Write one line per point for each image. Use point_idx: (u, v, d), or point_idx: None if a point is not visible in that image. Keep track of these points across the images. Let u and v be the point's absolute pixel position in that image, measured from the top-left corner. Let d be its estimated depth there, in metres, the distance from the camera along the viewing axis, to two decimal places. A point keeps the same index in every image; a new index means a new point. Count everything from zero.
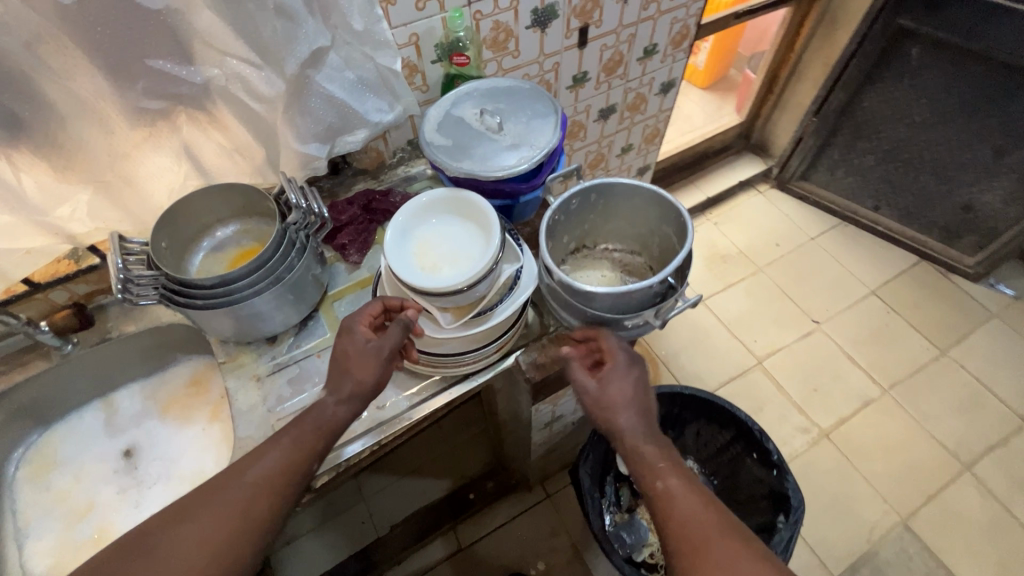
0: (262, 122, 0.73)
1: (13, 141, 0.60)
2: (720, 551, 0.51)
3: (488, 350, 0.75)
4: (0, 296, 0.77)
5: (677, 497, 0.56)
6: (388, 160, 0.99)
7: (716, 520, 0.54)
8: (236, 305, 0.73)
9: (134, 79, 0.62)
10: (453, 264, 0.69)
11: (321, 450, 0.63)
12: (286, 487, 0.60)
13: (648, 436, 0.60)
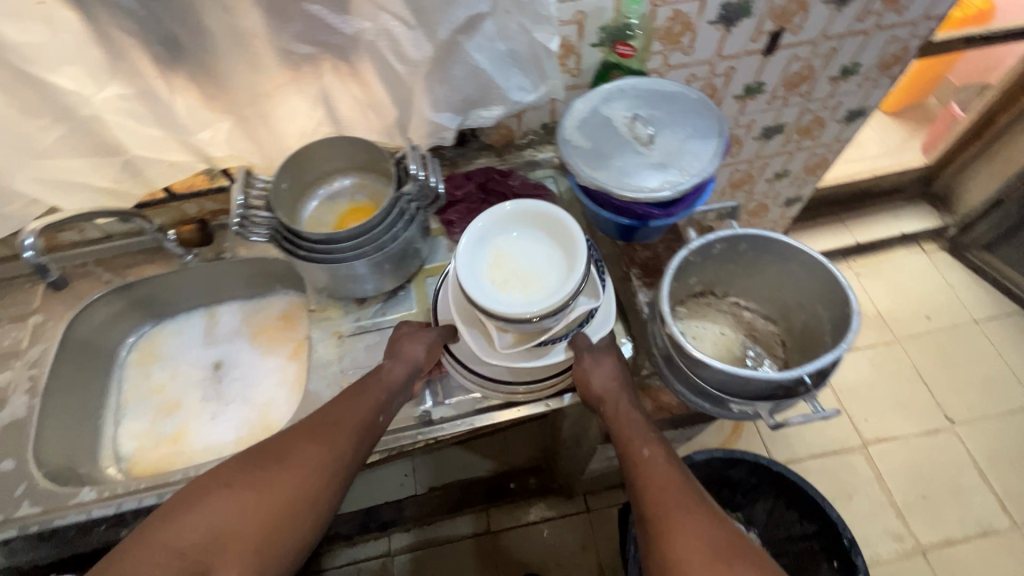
0: (401, 84, 0.69)
1: (173, 63, 0.61)
2: (690, 517, 0.56)
3: (543, 381, 0.70)
4: (142, 198, 0.83)
5: (658, 466, 0.60)
6: (517, 140, 0.93)
7: (689, 491, 0.58)
8: (336, 265, 0.71)
9: (289, 21, 0.60)
10: (525, 286, 0.63)
11: (380, 408, 0.65)
12: (360, 436, 0.62)
13: (633, 412, 0.66)
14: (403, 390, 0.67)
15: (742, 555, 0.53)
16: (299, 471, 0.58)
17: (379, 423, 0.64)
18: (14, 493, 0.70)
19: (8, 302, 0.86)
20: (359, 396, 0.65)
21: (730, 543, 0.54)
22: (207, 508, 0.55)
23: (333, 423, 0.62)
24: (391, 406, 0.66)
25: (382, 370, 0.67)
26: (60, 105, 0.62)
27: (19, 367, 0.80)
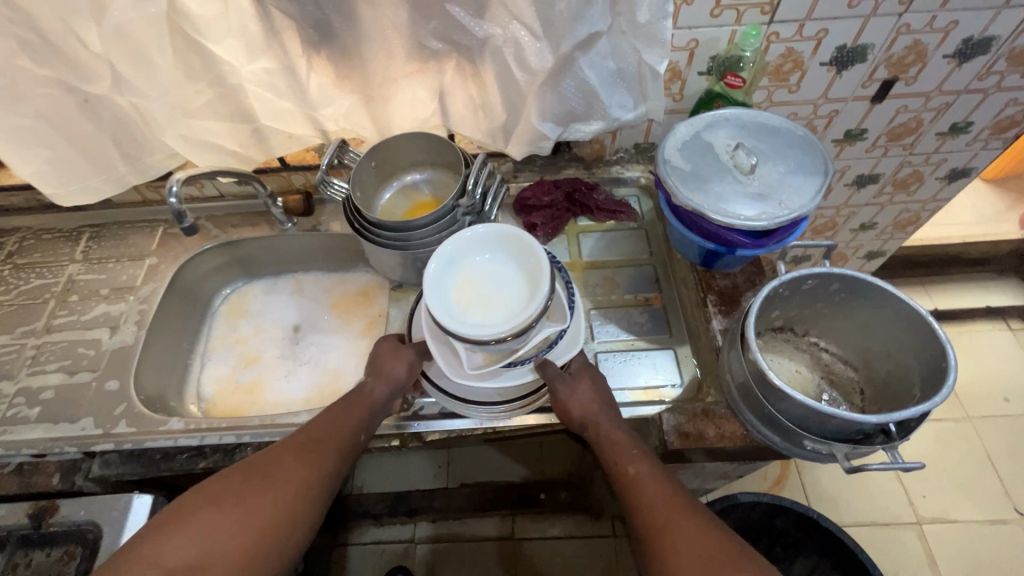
0: (515, 90, 0.71)
1: (319, 46, 0.67)
2: (679, 529, 0.54)
3: (515, 402, 0.73)
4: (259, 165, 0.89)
5: (644, 482, 0.59)
6: (607, 156, 0.95)
7: (680, 502, 0.57)
8: (383, 247, 0.78)
9: (429, 20, 0.64)
10: (485, 307, 0.66)
11: (365, 423, 0.68)
12: (346, 448, 0.64)
13: (617, 431, 0.66)
14: (384, 404, 0.71)
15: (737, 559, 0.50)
16: (296, 484, 0.57)
17: (363, 440, 0.67)
18: (115, 411, 0.77)
19: (130, 242, 0.95)
20: (343, 412, 0.66)
21: (724, 549, 0.51)
22: (189, 531, 0.51)
23: (326, 437, 0.63)
24: (374, 423, 0.69)
25: (366, 385, 0.71)
26: (215, 72, 0.69)
27: (131, 301, 0.88)
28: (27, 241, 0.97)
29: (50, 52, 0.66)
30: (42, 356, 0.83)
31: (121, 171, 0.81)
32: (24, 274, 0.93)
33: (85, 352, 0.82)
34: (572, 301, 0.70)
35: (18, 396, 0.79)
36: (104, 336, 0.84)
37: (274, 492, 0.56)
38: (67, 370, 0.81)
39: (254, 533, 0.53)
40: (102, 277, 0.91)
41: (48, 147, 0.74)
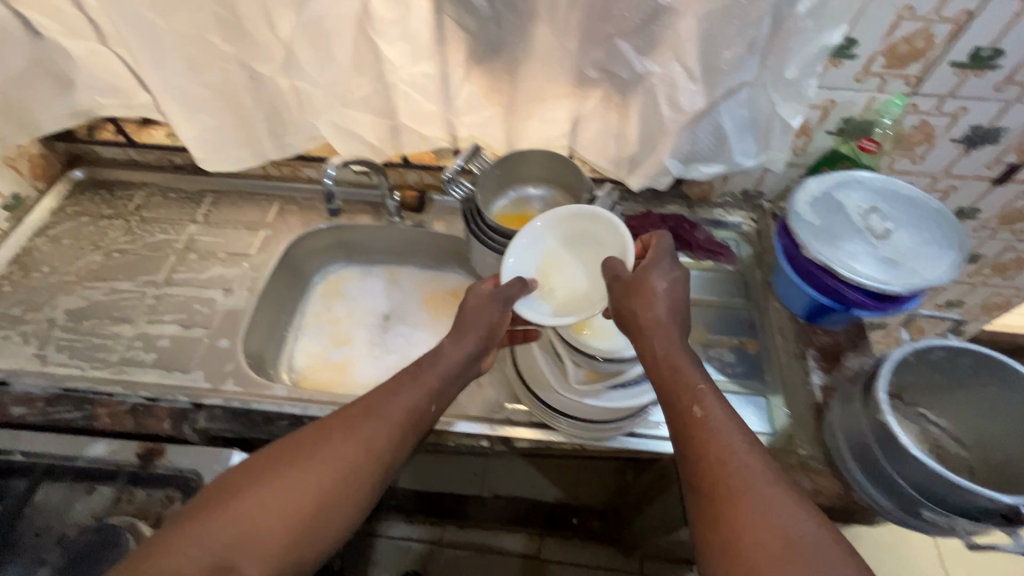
0: (655, 127, 0.74)
1: (481, 60, 0.71)
2: (754, 492, 0.50)
3: (608, 424, 0.72)
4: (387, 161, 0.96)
5: (714, 430, 0.54)
6: (712, 197, 0.97)
7: (752, 460, 0.52)
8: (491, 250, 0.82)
9: (593, 50, 0.68)
10: (592, 326, 0.75)
11: (437, 394, 0.65)
12: (410, 429, 0.62)
13: (682, 358, 0.60)
14: (460, 376, 0.68)
15: (815, 542, 0.46)
16: (338, 468, 0.56)
17: (429, 412, 0.64)
18: (224, 368, 0.81)
19: (248, 212, 1.01)
20: (405, 388, 0.64)
21: (800, 526, 0.48)
22: (231, 511, 0.52)
23: (381, 416, 0.60)
24: (446, 394, 0.67)
25: (441, 350, 0.68)
26: (377, 69, 0.74)
27: (245, 267, 0.93)
28: (154, 197, 1.03)
29: (238, 32, 0.72)
30: (160, 306, 0.88)
31: (264, 147, 0.86)
32: (149, 227, 0.99)
33: (200, 309, 0.87)
34: None
35: (135, 341, 0.83)
36: (218, 296, 0.89)
37: (315, 472, 0.55)
38: (183, 324, 0.85)
39: (282, 517, 0.52)
40: (219, 241, 0.97)
41: (210, 116, 0.80)
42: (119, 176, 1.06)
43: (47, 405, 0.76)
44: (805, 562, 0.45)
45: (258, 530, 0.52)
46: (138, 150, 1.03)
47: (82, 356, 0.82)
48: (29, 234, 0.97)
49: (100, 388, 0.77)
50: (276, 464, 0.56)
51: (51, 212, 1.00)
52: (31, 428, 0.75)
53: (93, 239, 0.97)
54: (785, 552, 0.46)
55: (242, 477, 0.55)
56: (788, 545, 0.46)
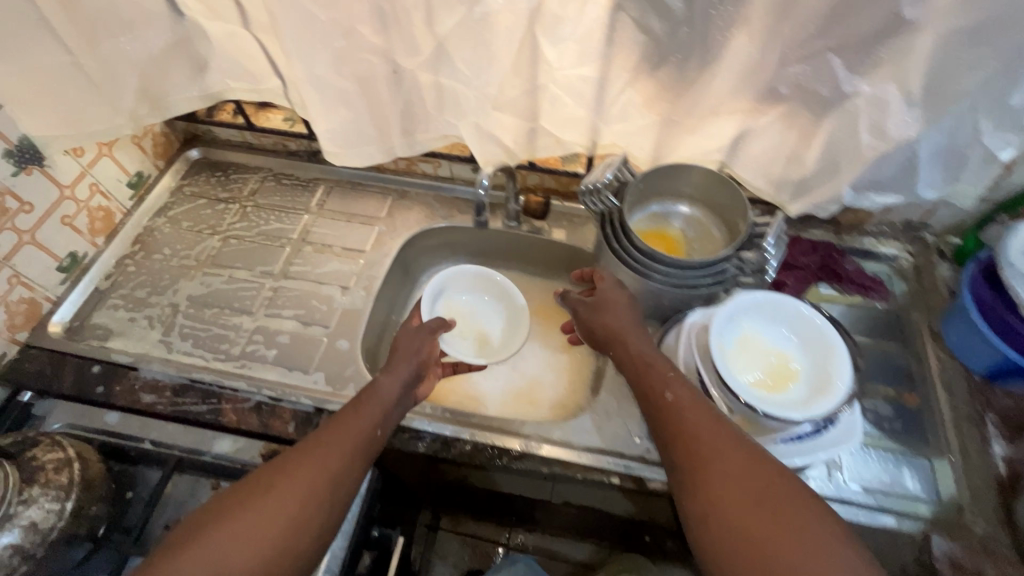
0: (843, 152, 0.65)
1: (655, 68, 0.64)
2: (722, 458, 0.53)
3: None
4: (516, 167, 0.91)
5: (683, 405, 0.58)
6: (866, 225, 0.87)
7: (712, 424, 0.56)
8: (632, 270, 0.74)
9: (792, 64, 0.59)
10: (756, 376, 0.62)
11: (392, 417, 0.68)
12: (369, 449, 0.64)
13: (646, 350, 0.66)
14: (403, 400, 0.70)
15: (788, 493, 0.50)
16: (305, 481, 0.58)
17: (378, 437, 0.66)
18: (345, 372, 0.79)
19: (360, 205, 0.98)
20: (356, 417, 0.65)
21: (770, 482, 0.51)
22: (204, 545, 0.52)
23: (332, 438, 0.62)
24: (390, 417, 0.68)
25: (379, 385, 0.69)
26: (534, 71, 0.68)
27: (360, 265, 0.90)
28: (268, 182, 1.02)
29: (392, 23, 0.67)
30: (278, 300, 0.86)
31: (394, 143, 0.82)
32: (264, 215, 0.97)
33: (318, 306, 0.85)
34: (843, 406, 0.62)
35: (255, 335, 0.82)
36: (335, 294, 0.87)
37: (278, 495, 0.56)
38: (302, 320, 0.84)
39: (260, 540, 0.53)
40: (333, 234, 0.94)
41: (348, 109, 0.76)
42: (233, 159, 1.04)
43: (175, 395, 0.76)
44: (781, 515, 0.48)
45: (239, 555, 0.52)
46: (254, 134, 1.01)
47: (206, 346, 0.81)
48: (150, 213, 0.97)
49: (225, 382, 0.77)
50: (243, 495, 0.56)
51: (169, 192, 1.00)
52: (160, 417, 0.75)
53: (211, 223, 0.96)
54: (761, 503, 0.49)
55: (212, 513, 0.55)
56: (762, 497, 0.50)
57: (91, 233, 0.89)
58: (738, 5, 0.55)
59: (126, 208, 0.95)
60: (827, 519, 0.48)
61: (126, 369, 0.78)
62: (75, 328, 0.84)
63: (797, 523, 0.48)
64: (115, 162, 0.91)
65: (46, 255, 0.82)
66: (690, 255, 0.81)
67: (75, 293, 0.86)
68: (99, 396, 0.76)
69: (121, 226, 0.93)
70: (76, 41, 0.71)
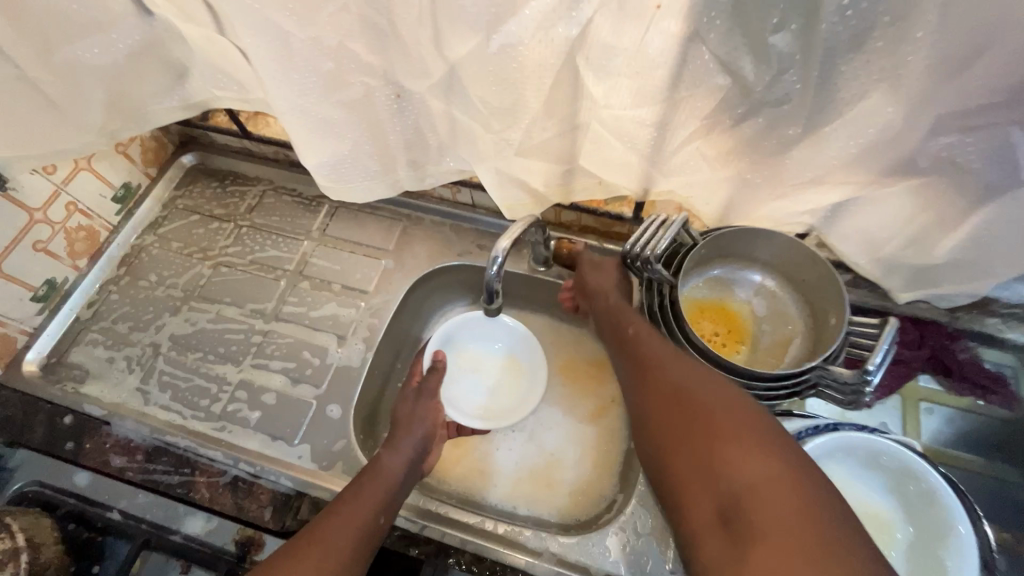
0: (998, 247, 0.47)
1: (740, 121, 0.47)
2: (689, 393, 0.50)
3: None
4: (550, 209, 0.77)
5: (640, 339, 0.57)
6: (993, 305, 0.67)
7: (664, 346, 0.56)
8: None
9: (948, 134, 0.41)
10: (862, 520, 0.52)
11: (394, 495, 0.60)
12: (369, 541, 0.56)
13: (621, 302, 0.64)
14: (407, 480, 0.62)
15: (729, 402, 0.47)
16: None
17: (382, 525, 0.57)
18: (334, 448, 0.68)
19: (367, 233, 0.85)
20: (352, 507, 0.57)
21: (712, 392, 0.49)
22: None
23: (333, 529, 0.54)
24: (395, 501, 0.60)
25: (380, 463, 0.62)
26: (574, 112, 0.52)
27: (361, 309, 0.78)
28: (268, 197, 0.90)
29: (391, 42, 0.51)
30: (267, 348, 0.76)
31: (400, 177, 0.68)
32: (260, 238, 0.86)
33: (310, 360, 0.74)
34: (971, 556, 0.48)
35: (239, 391, 0.73)
36: (331, 345, 0.76)
37: None
38: (292, 377, 0.73)
39: None
40: (334, 267, 0.82)
41: (342, 140, 0.62)
42: (231, 167, 0.93)
43: (147, 460, 0.68)
44: (716, 417, 0.47)
45: None
46: (252, 142, 0.88)
47: (185, 400, 0.72)
48: (139, 229, 0.88)
49: (201, 449, 0.68)
50: None
51: (161, 204, 0.90)
52: (130, 484, 0.67)
53: (202, 245, 0.86)
54: (699, 410, 0.48)
55: None
56: (703, 407, 0.48)
57: (71, 256, 0.80)
58: (880, 53, 0.37)
59: (112, 225, 0.85)
60: (752, 411, 0.46)
61: (99, 424, 0.70)
62: (52, 366, 0.76)
63: (732, 425, 0.46)
64: (96, 176, 0.80)
65: (17, 287, 0.74)
66: (754, 340, 0.65)
67: (54, 324, 0.78)
68: (68, 453, 0.69)
69: (105, 246, 0.84)
70: (25, 52, 0.60)
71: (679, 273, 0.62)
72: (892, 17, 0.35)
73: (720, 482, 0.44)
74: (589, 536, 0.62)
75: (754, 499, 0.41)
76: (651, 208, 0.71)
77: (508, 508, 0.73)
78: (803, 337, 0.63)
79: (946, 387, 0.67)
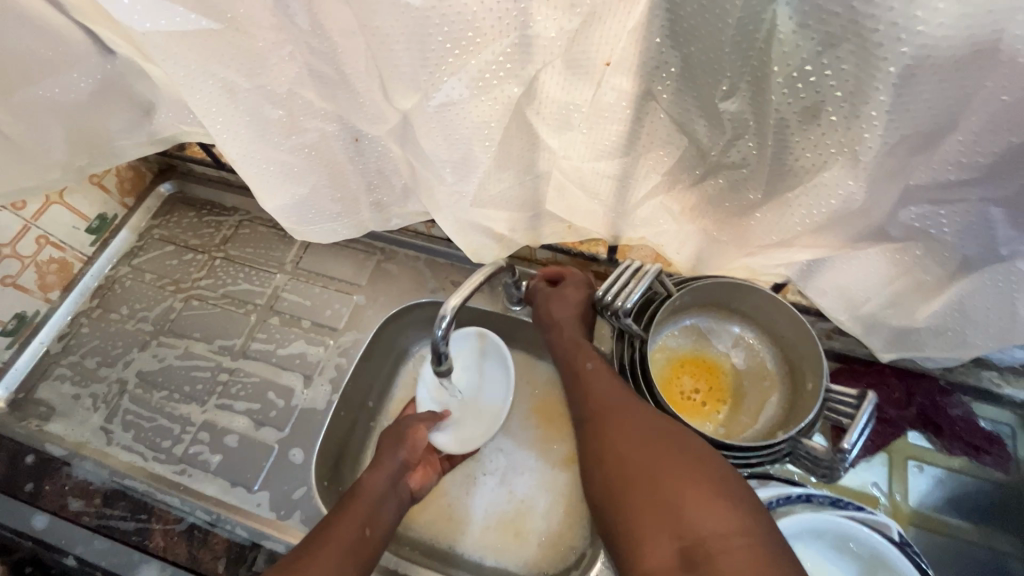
0: (982, 318, 0.43)
1: (701, 179, 0.44)
2: (650, 433, 0.49)
3: None
4: (525, 248, 0.75)
5: (597, 379, 0.56)
6: (990, 358, 0.63)
7: (617, 387, 0.55)
8: None
9: (919, 207, 0.38)
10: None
11: (378, 510, 0.60)
12: (361, 551, 0.56)
13: (579, 336, 0.62)
14: (391, 496, 0.63)
15: (681, 442, 0.47)
16: None
17: (369, 538, 0.57)
18: (293, 496, 0.66)
19: (340, 266, 0.83)
20: (338, 522, 0.57)
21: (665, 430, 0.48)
22: None
23: (326, 545, 0.54)
24: (380, 516, 0.60)
25: (363, 481, 0.62)
26: (529, 164, 0.49)
27: (330, 348, 0.77)
28: (243, 228, 0.88)
29: (340, 89, 0.49)
30: (233, 387, 0.74)
31: (365, 218, 0.66)
32: (233, 270, 0.84)
33: (275, 401, 0.73)
34: None
35: (202, 432, 0.71)
36: (297, 385, 0.74)
37: None
38: (254, 419, 0.72)
39: None
40: (305, 302, 0.80)
41: (300, 184, 0.60)
42: (209, 196, 0.91)
43: (104, 504, 0.67)
44: (669, 458, 0.46)
45: None
46: (228, 172, 0.87)
47: (147, 441, 0.71)
48: (114, 259, 0.87)
49: (159, 494, 0.67)
50: None
51: (138, 234, 0.89)
52: (86, 530, 0.66)
53: (175, 277, 0.85)
54: (652, 448, 0.47)
55: None
56: (666, 445, 0.47)
57: (42, 289, 0.80)
58: (835, 126, 0.34)
59: (87, 256, 0.85)
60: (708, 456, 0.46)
61: (60, 465, 0.69)
62: (19, 401, 0.76)
63: (686, 468, 0.45)
64: (69, 209, 0.80)
65: None
66: (733, 395, 0.61)
67: (23, 358, 0.78)
68: (27, 495, 0.68)
69: (79, 278, 0.83)
70: None
71: (650, 326, 0.59)
72: (847, 92, 0.32)
73: (673, 520, 0.43)
74: None
75: (724, 550, 0.40)
76: (625, 250, 0.68)
77: (475, 558, 0.71)
78: (780, 397, 0.59)
79: (938, 445, 0.63)
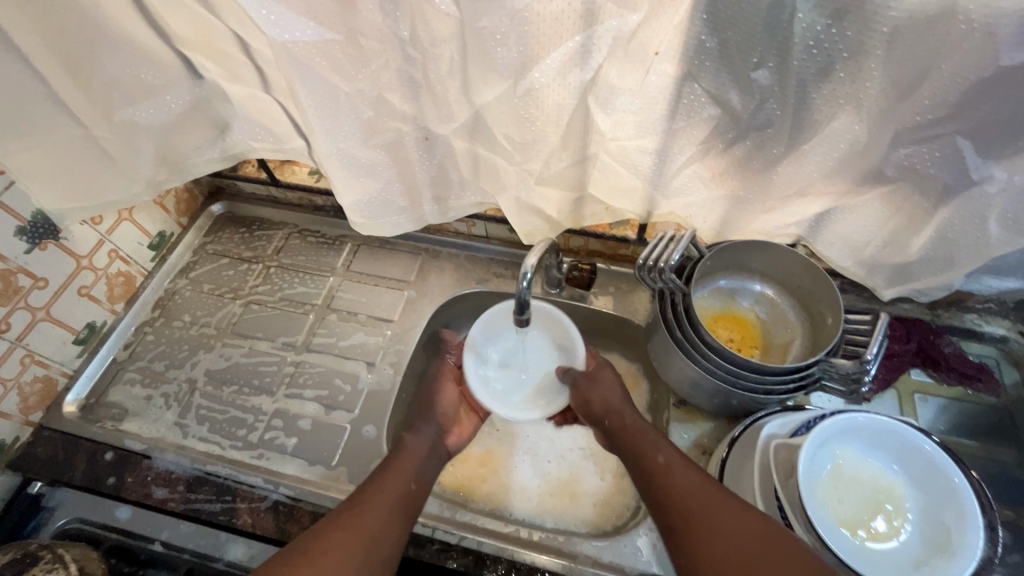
0: (964, 243, 0.54)
1: (733, 143, 0.54)
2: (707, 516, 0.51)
3: None
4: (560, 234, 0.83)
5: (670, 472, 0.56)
6: (969, 301, 0.74)
7: (686, 479, 0.55)
8: (693, 364, 0.65)
9: (907, 146, 0.49)
10: (866, 490, 0.55)
11: (424, 479, 0.63)
12: (410, 502, 0.59)
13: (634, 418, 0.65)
14: (433, 458, 0.66)
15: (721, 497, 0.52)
16: (349, 535, 0.53)
17: (415, 490, 0.60)
18: (371, 467, 0.72)
19: (390, 267, 0.91)
20: (387, 475, 0.60)
21: (756, 544, 0.48)
22: None
23: (373, 498, 0.57)
24: (423, 471, 0.63)
25: (406, 442, 0.65)
26: (586, 144, 0.59)
27: (388, 337, 0.84)
28: (293, 239, 0.95)
29: (423, 91, 0.58)
30: (301, 377, 0.81)
31: (425, 212, 0.75)
32: (288, 276, 0.91)
33: (342, 387, 0.79)
34: (978, 509, 0.51)
35: (275, 419, 0.77)
36: (361, 372, 0.80)
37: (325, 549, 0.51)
38: (325, 404, 0.78)
39: None
40: (360, 299, 0.87)
41: (376, 179, 0.69)
42: (256, 213, 0.98)
43: (188, 490, 0.71)
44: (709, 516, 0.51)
45: None
46: (279, 189, 0.94)
47: (223, 431, 0.76)
48: (171, 274, 0.92)
49: (241, 476, 0.71)
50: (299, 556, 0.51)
51: (192, 249, 0.95)
52: (171, 515, 0.70)
53: (232, 286, 0.91)
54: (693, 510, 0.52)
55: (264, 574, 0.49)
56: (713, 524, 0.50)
57: (110, 300, 0.84)
58: (842, 81, 0.46)
59: (147, 270, 0.90)
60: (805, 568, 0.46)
61: (140, 458, 0.73)
62: (90, 406, 0.80)
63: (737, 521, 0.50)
64: (136, 225, 0.86)
65: (62, 330, 0.78)
66: (761, 344, 0.71)
67: (92, 365, 0.82)
68: (109, 488, 0.72)
69: (141, 291, 0.89)
70: (89, 116, 0.65)
71: (688, 283, 0.67)
72: (849, 53, 0.44)
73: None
74: (619, 538, 0.66)
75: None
76: (653, 229, 0.78)
77: (536, 523, 0.74)
78: (801, 340, 0.69)
79: (937, 378, 0.73)
